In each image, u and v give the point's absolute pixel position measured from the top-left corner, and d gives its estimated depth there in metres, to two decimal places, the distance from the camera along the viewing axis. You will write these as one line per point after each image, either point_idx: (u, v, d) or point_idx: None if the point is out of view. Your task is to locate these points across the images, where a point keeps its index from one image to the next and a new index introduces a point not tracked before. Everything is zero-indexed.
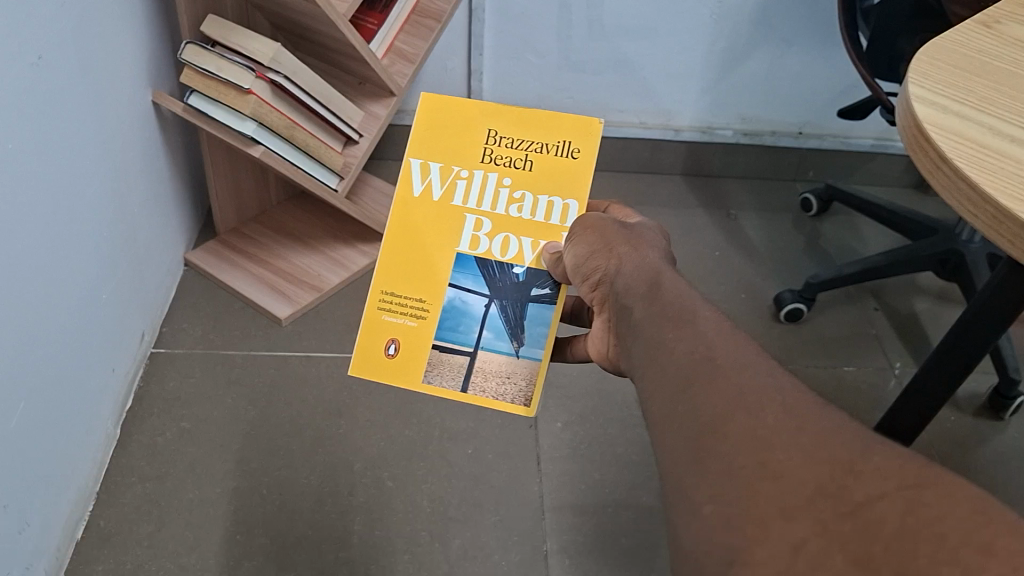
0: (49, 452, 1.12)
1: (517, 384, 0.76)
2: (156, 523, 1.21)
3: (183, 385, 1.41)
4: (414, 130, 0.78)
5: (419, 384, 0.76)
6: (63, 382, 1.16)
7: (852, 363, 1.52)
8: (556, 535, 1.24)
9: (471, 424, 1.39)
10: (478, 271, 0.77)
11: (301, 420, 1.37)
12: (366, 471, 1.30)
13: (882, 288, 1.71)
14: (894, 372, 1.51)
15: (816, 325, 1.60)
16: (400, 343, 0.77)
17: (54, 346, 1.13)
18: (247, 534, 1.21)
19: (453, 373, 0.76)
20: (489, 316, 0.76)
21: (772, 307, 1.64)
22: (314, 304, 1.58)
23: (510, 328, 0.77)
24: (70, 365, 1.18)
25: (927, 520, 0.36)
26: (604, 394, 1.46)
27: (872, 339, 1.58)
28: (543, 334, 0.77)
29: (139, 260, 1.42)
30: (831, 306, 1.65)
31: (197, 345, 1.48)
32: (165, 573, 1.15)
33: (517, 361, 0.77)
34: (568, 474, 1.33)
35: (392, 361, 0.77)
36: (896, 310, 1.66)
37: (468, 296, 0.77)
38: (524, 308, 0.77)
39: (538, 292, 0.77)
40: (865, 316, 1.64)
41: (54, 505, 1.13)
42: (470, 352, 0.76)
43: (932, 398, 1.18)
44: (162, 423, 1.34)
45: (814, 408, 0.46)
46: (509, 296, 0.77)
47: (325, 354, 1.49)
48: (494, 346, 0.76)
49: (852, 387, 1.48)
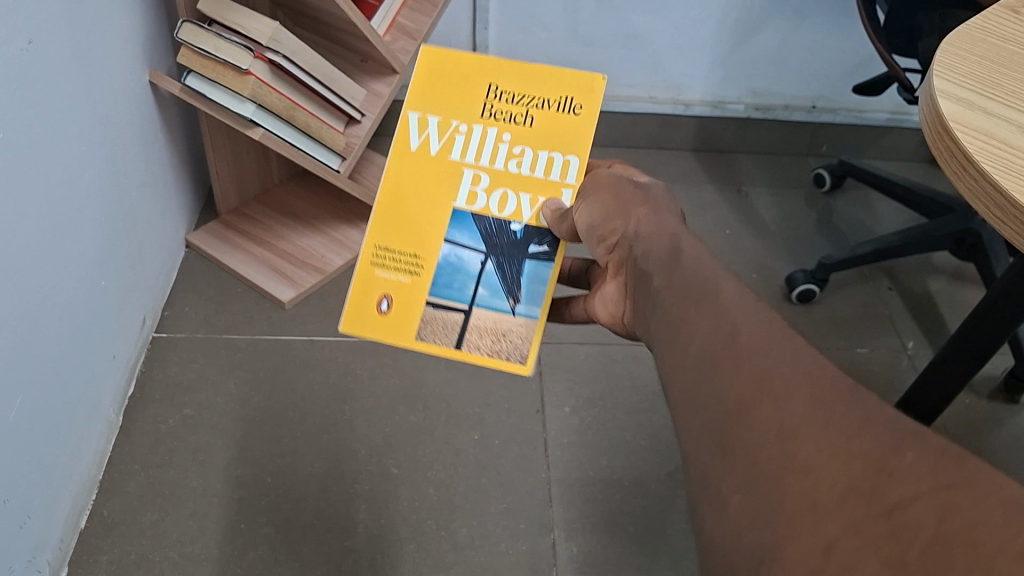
0: (51, 442, 1.10)
1: (513, 342, 0.73)
2: (159, 513, 1.19)
3: (186, 369, 1.38)
4: (413, 81, 0.76)
5: (412, 342, 0.74)
6: (64, 375, 1.14)
7: (864, 345, 1.49)
8: (565, 522, 1.21)
9: (477, 409, 1.35)
10: (475, 227, 0.74)
11: (304, 405, 1.34)
12: (371, 457, 1.28)
13: (896, 268, 1.67)
14: (908, 353, 1.48)
15: (829, 306, 1.57)
16: (392, 299, 0.74)
17: (53, 338, 1.11)
18: (251, 524, 1.19)
19: (447, 330, 0.74)
20: (485, 273, 0.74)
21: (783, 287, 1.61)
22: (317, 287, 1.55)
23: (507, 285, 0.74)
24: (71, 356, 1.16)
25: (963, 525, 0.32)
26: (614, 377, 1.42)
27: (885, 320, 1.55)
28: (542, 292, 0.75)
29: (138, 245, 1.39)
30: (843, 287, 1.61)
31: (199, 329, 1.45)
32: (169, 563, 1.13)
33: (513, 320, 0.74)
34: (575, 461, 1.29)
35: (384, 317, 0.74)
36: (910, 289, 1.62)
37: (463, 251, 0.74)
38: (519, 267, 0.75)
39: (535, 249, 0.74)
40: (878, 298, 1.60)
41: (56, 496, 1.11)
42: (465, 309, 0.74)
43: (946, 383, 1.15)
44: (165, 410, 1.32)
45: (843, 388, 0.43)
46: (505, 252, 0.74)
47: (329, 338, 1.46)
48: (490, 303, 0.74)
49: (865, 369, 1.44)
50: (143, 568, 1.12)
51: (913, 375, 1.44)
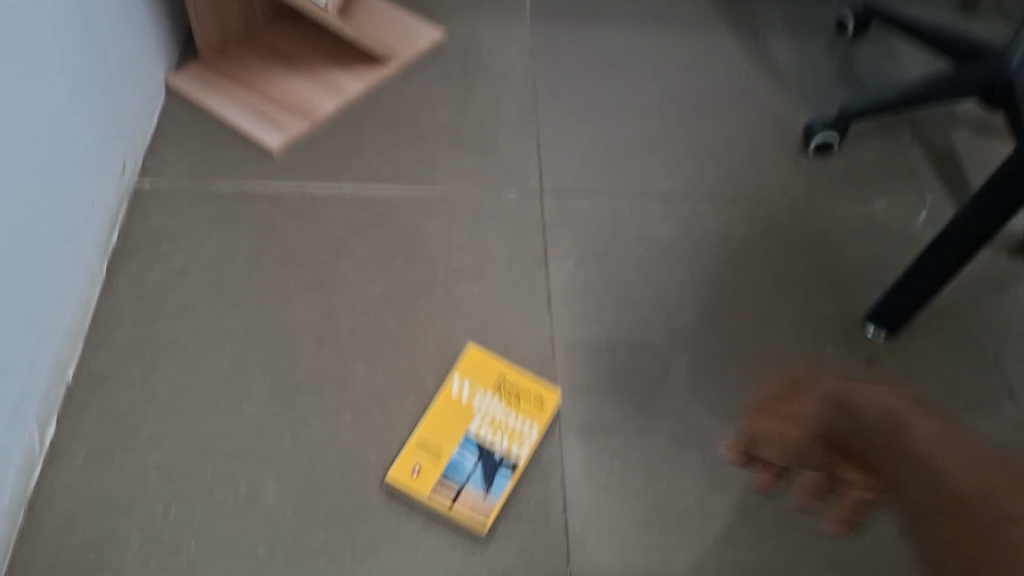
0: (34, 293, 1.05)
1: (479, 508, 1.07)
2: (149, 365, 1.15)
3: (171, 218, 1.31)
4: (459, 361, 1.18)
5: (424, 492, 1.07)
6: (41, 216, 1.06)
7: (883, 197, 1.45)
8: (567, 377, 1.19)
9: (478, 261, 1.30)
10: (473, 443, 1.12)
11: (298, 257, 1.28)
12: (368, 311, 1.23)
13: (922, 116, 1.58)
14: (926, 207, 1.44)
15: (846, 157, 1.50)
16: (421, 467, 1.09)
17: (28, 171, 1.03)
18: (244, 379, 1.15)
19: (447, 491, 1.08)
20: (472, 471, 1.09)
21: (800, 137, 1.54)
22: (309, 132, 1.44)
23: (484, 478, 1.09)
24: (50, 194, 1.09)
25: None
26: (621, 228, 1.36)
27: (906, 171, 1.50)
28: (506, 484, 1.09)
29: (117, 85, 1.29)
30: (863, 137, 1.54)
31: (183, 176, 1.37)
32: (163, 416, 1.11)
33: (484, 497, 1.08)
34: (579, 317, 1.25)
35: (413, 479, 1.08)
36: (934, 142, 1.54)
37: (466, 458, 1.10)
38: (494, 473, 1.09)
39: (503, 469, 1.10)
40: (898, 148, 1.53)
41: (42, 349, 1.07)
42: (458, 485, 1.08)
43: (966, 236, 1.10)
44: (150, 259, 1.26)
45: None
46: (490, 461, 1.10)
47: (321, 187, 1.37)
48: (474, 482, 1.08)
49: (880, 225, 1.41)
50: (135, 422, 1.10)
51: (930, 232, 1.40)
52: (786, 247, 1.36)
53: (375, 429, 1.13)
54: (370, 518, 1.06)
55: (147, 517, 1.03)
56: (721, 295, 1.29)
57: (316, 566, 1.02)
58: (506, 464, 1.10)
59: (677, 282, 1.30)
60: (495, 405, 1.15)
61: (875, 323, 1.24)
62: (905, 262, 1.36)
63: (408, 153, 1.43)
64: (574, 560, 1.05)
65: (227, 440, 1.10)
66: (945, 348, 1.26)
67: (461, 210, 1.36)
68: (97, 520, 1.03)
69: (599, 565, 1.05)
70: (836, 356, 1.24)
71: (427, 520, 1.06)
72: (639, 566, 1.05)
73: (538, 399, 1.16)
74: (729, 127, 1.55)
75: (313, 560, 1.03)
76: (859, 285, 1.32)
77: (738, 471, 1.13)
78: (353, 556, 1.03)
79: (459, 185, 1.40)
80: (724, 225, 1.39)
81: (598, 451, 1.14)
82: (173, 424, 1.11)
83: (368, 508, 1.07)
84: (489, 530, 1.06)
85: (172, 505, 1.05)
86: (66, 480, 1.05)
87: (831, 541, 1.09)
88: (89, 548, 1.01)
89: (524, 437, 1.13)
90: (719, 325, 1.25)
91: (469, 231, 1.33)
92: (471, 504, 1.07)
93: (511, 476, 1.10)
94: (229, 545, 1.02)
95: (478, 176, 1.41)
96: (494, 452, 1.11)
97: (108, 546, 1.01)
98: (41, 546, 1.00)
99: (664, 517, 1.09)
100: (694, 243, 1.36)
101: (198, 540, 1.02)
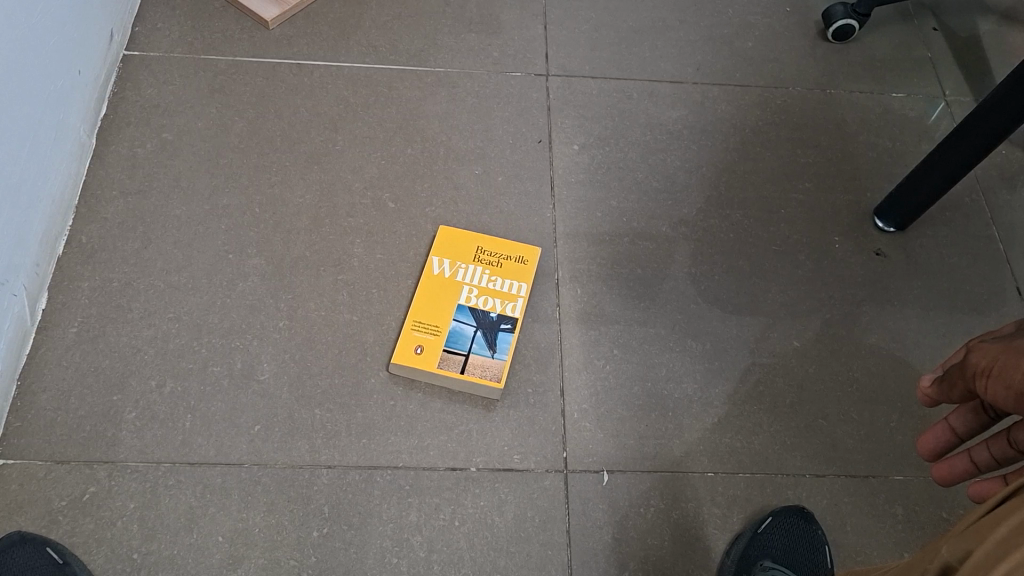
0: (21, 160, 1.01)
1: None
2: (142, 241, 1.12)
3: (163, 92, 1.26)
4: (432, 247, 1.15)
5: None
6: (27, 77, 1.02)
7: (902, 90, 1.41)
8: (569, 262, 1.16)
9: (480, 143, 1.26)
10: (468, 317, 1.09)
11: (294, 135, 1.24)
12: (366, 191, 1.20)
13: (945, 3, 1.52)
14: (946, 102, 1.40)
15: (862, 45, 1.45)
16: None
17: (15, 21, 0.98)
18: (239, 256, 1.12)
19: None
20: None
21: (818, 22, 1.48)
22: (308, 6, 1.38)
23: None
24: (38, 51, 1.04)
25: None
26: (627, 112, 1.32)
27: (927, 64, 1.45)
28: None
29: None
30: (882, 25, 1.48)
31: (175, 49, 1.31)
32: (154, 293, 1.08)
33: None
34: (584, 202, 1.22)
35: None
36: (956, 31, 1.49)
37: None
38: (494, 336, 1.07)
39: None
40: (920, 40, 1.47)
41: (28, 220, 1.03)
42: None
43: (988, 129, 1.06)
44: (142, 133, 1.22)
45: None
46: None
47: (317, 63, 1.32)
48: None
49: (897, 116, 1.37)
50: (128, 297, 1.07)
51: (948, 125, 1.37)
52: (799, 137, 1.33)
53: (374, 309, 1.10)
54: (365, 401, 1.03)
55: (143, 393, 1.01)
56: (728, 185, 1.26)
57: (312, 444, 1.00)
58: (505, 324, 1.08)
59: (682, 169, 1.27)
60: (477, 273, 1.12)
61: (885, 219, 1.23)
62: (921, 154, 1.34)
63: (410, 30, 1.38)
64: (570, 450, 1.02)
65: (223, 319, 1.07)
66: (958, 244, 1.24)
67: (465, 91, 1.32)
68: (91, 395, 1.00)
69: (596, 452, 1.02)
70: (843, 250, 1.22)
71: (423, 402, 1.04)
72: (638, 454, 1.03)
73: (518, 259, 1.14)
74: (744, 10, 1.49)
75: (309, 439, 1.00)
76: (871, 178, 1.29)
77: (743, 362, 1.11)
78: (347, 437, 1.01)
79: (462, 66, 1.35)
80: (734, 110, 1.35)
81: (599, 339, 1.11)
82: (168, 300, 1.08)
83: (364, 389, 1.04)
84: (488, 412, 1.04)
85: (167, 381, 1.02)
86: (58, 355, 1.02)
87: (834, 434, 1.07)
88: (83, 422, 0.98)
89: (514, 297, 1.11)
90: (725, 215, 1.23)
91: (472, 112, 1.29)
92: (481, 368, 1.04)
93: (512, 334, 1.08)
94: (225, 423, 1.00)
95: (482, 55, 1.36)
96: (490, 316, 1.09)
97: (103, 421, 0.99)
98: (34, 419, 0.98)
99: (666, 404, 1.07)
100: (702, 129, 1.32)
101: (193, 416, 1.00)
